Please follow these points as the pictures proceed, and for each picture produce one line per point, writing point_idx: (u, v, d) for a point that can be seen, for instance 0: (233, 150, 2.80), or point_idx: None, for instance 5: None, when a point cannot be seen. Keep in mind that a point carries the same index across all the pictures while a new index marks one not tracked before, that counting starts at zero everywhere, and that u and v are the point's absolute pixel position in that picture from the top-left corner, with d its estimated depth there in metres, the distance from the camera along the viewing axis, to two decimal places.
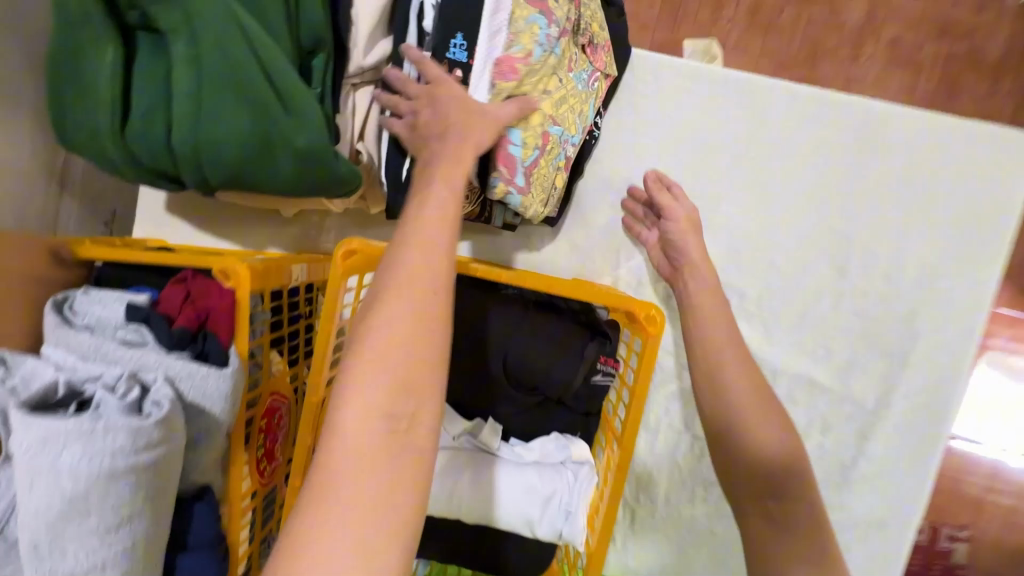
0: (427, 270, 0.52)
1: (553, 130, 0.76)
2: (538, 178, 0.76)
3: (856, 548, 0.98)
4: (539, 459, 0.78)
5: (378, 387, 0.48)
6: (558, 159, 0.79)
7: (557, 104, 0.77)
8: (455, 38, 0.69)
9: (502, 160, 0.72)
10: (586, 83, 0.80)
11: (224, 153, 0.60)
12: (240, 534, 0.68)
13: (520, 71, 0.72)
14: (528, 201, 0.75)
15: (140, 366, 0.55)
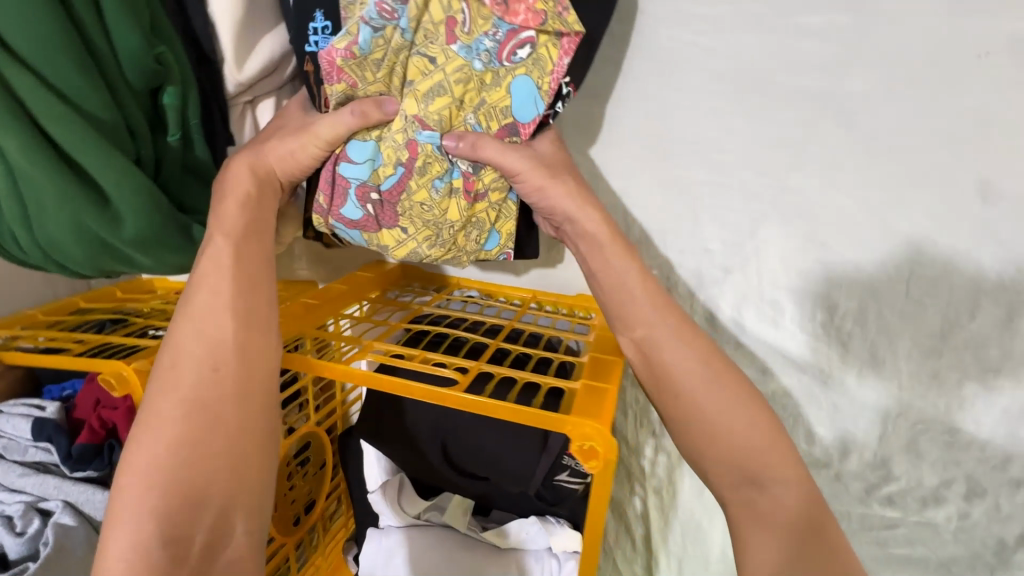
0: (204, 342, 0.44)
1: (423, 138, 0.50)
2: (404, 211, 0.53)
3: None
4: (518, 545, 0.63)
5: (148, 502, 0.40)
6: (449, 178, 0.52)
7: (427, 98, 0.49)
8: (312, 20, 0.49)
9: (320, 185, 0.53)
10: (494, 56, 0.49)
11: (74, 254, 0.52)
12: None
13: (348, 69, 0.48)
14: (383, 236, 0.55)
15: (44, 491, 0.54)
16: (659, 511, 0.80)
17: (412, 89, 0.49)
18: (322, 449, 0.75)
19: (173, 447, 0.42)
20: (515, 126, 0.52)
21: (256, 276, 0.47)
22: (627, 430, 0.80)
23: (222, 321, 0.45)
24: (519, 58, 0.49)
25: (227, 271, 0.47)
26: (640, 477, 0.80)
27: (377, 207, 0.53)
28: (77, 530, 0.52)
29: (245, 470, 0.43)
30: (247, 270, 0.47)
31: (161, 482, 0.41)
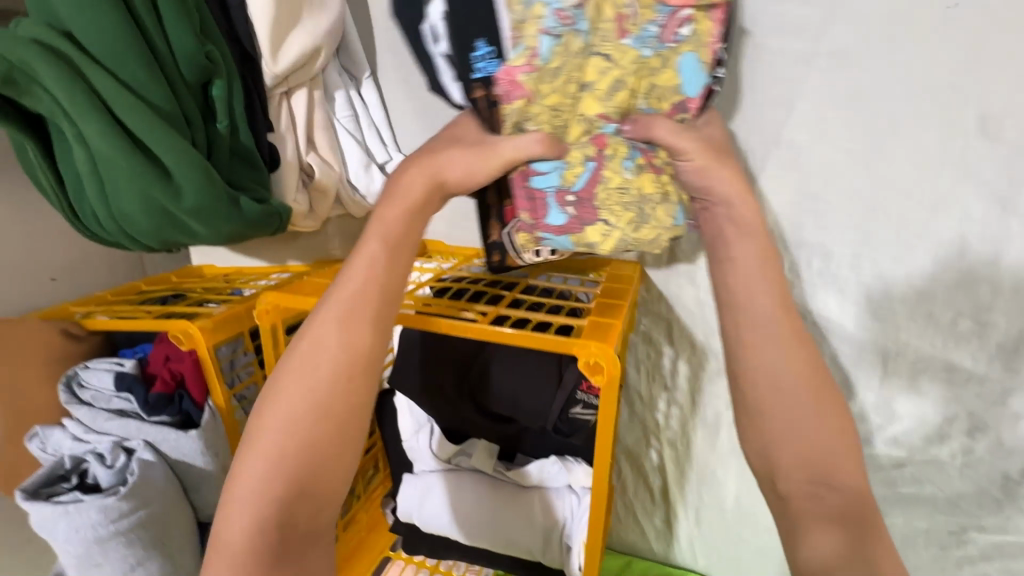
0: (345, 342, 0.44)
1: (609, 130, 0.52)
2: (605, 199, 0.53)
3: None
4: (540, 483, 0.69)
5: (269, 482, 0.41)
6: (634, 158, 0.53)
7: (608, 96, 0.50)
8: (475, 48, 0.47)
9: (520, 204, 0.56)
10: (660, 40, 0.49)
11: (144, 225, 0.61)
12: None
13: (529, 83, 0.48)
14: (591, 244, 0.55)
15: (127, 433, 0.63)
16: (675, 464, 0.84)
17: (591, 90, 0.50)
18: None
19: (301, 440, 0.42)
20: (685, 102, 0.52)
21: (399, 282, 0.48)
22: (642, 384, 0.82)
23: (368, 327, 0.45)
24: (682, 36, 0.49)
25: (380, 273, 0.47)
26: (655, 430, 0.83)
27: (576, 205, 0.55)
28: (154, 464, 0.61)
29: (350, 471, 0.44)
30: (395, 280, 0.47)
31: (285, 469, 0.42)
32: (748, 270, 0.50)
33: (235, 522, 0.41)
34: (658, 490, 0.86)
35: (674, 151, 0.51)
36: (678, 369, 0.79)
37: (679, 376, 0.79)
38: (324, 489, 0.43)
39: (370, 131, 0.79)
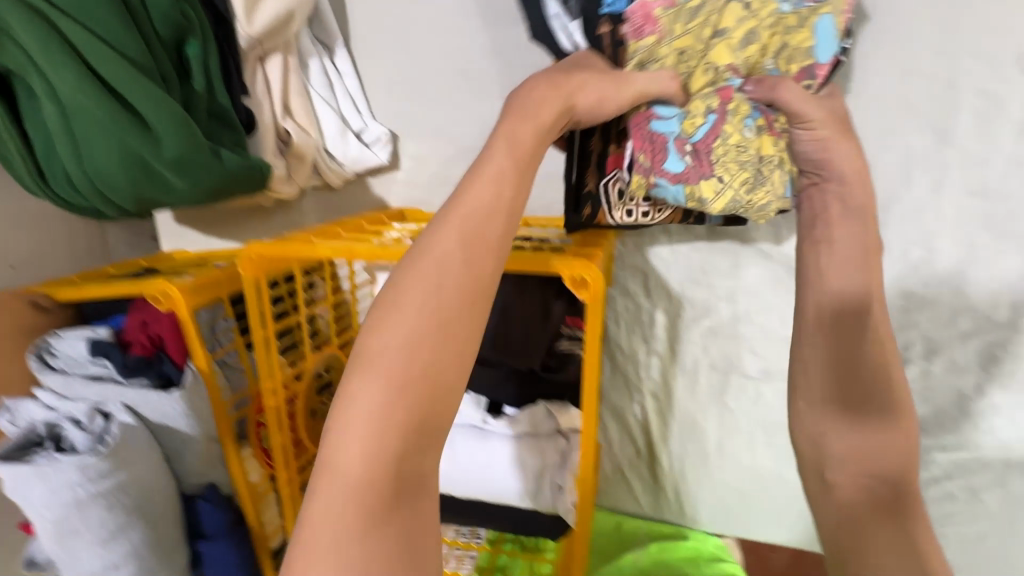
0: (465, 251, 0.37)
1: (733, 84, 0.59)
2: (720, 154, 0.59)
3: (989, 491, 0.76)
4: (529, 430, 0.68)
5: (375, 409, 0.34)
6: (755, 118, 0.59)
7: (738, 46, 0.57)
8: None
9: (638, 144, 0.61)
10: (798, 1, 0.56)
11: (118, 180, 0.60)
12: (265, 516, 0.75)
13: (664, 19, 0.54)
14: (699, 193, 0.60)
15: (104, 398, 0.61)
16: (657, 415, 0.86)
17: (725, 37, 0.57)
18: None
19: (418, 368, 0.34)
20: (814, 68, 0.58)
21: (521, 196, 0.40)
22: (623, 337, 0.84)
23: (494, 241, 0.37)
24: (817, 3, 0.56)
25: (508, 183, 0.39)
26: (636, 383, 0.86)
27: (692, 156, 0.60)
28: (135, 428, 0.60)
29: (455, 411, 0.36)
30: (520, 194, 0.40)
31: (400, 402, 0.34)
32: (845, 253, 0.50)
33: (343, 459, 0.34)
34: (642, 443, 0.89)
35: (796, 116, 0.56)
36: (655, 319, 0.82)
37: (656, 327, 0.82)
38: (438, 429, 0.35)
39: (345, 100, 0.80)
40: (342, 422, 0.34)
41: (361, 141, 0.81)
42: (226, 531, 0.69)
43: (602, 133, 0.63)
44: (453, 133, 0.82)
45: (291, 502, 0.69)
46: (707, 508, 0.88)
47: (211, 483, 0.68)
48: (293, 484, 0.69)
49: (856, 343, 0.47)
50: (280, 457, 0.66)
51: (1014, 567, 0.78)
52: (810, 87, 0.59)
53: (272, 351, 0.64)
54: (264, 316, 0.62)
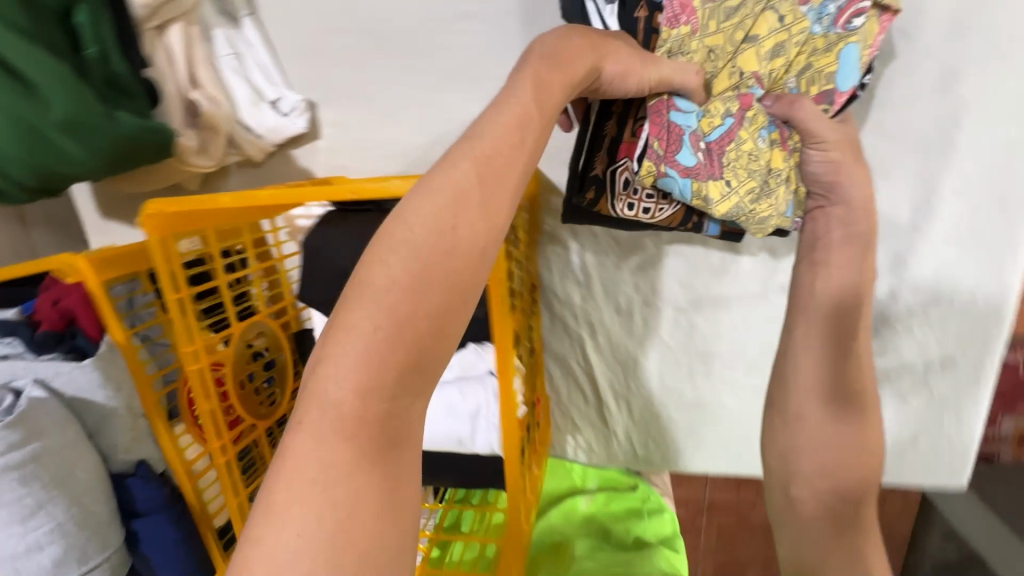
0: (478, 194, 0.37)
1: (754, 91, 0.59)
2: (732, 157, 0.60)
3: (914, 395, 0.80)
4: (462, 374, 0.70)
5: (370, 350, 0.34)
6: (770, 131, 0.60)
7: (766, 56, 0.58)
8: None
9: (655, 132, 0.59)
10: (834, 24, 0.57)
11: (10, 152, 0.60)
12: (205, 493, 0.74)
13: (699, 13, 0.57)
14: (707, 188, 0.60)
15: (14, 375, 0.60)
16: (598, 358, 0.88)
17: (754, 42, 0.58)
18: (279, 345, 0.79)
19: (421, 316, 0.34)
20: (833, 93, 0.59)
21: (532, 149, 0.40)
22: (558, 286, 0.86)
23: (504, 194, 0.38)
24: (851, 29, 0.57)
25: (524, 136, 0.40)
26: (575, 329, 0.87)
27: (705, 154, 0.60)
28: (47, 401, 0.58)
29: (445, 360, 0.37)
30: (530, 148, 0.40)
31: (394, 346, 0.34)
32: (841, 276, 0.56)
33: (337, 394, 0.34)
34: (588, 388, 0.91)
35: (809, 135, 0.58)
36: (586, 262, 0.83)
37: (588, 270, 0.84)
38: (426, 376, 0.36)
39: (257, 72, 0.78)
40: (337, 357, 0.34)
41: (278, 111, 0.79)
42: (164, 506, 0.67)
43: (619, 120, 0.63)
44: (368, 96, 0.81)
45: (227, 473, 0.69)
46: (656, 444, 0.92)
47: (142, 460, 0.67)
48: (228, 454, 0.69)
49: (838, 362, 0.54)
50: (208, 426, 0.65)
51: (948, 463, 0.82)
52: (827, 111, 0.60)
53: (189, 314, 0.63)
54: (178, 278, 0.61)
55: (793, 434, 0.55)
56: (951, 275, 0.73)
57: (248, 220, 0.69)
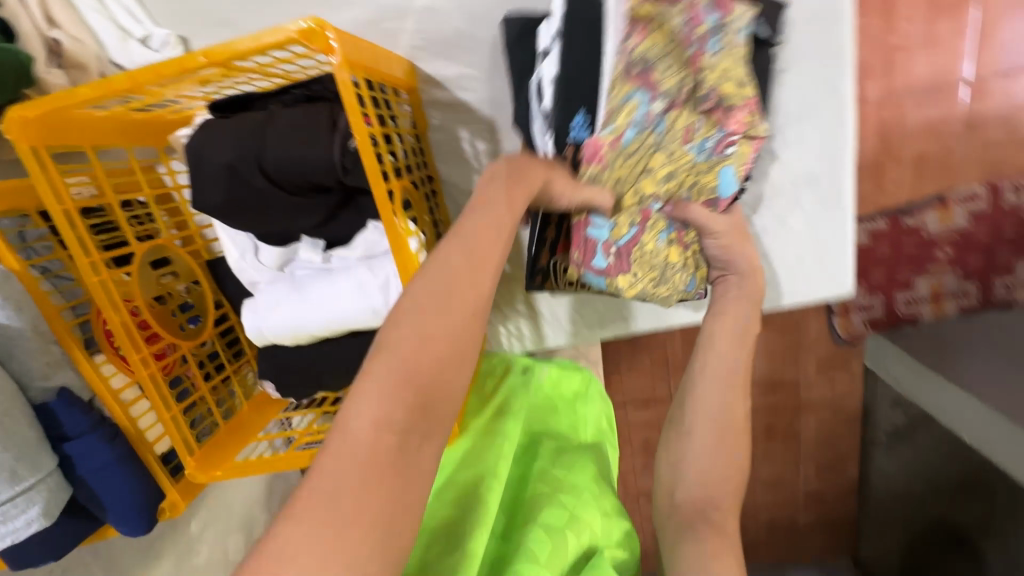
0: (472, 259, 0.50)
1: (654, 206, 0.78)
2: (636, 255, 0.80)
3: (789, 215, 0.88)
4: (367, 254, 0.74)
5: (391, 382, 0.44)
6: (667, 232, 0.81)
7: (661, 182, 0.76)
8: (576, 119, 0.67)
9: (576, 244, 0.79)
10: (712, 152, 0.77)
11: None
12: (140, 421, 0.75)
13: (608, 154, 0.69)
14: (621, 281, 0.82)
15: None
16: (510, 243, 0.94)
17: (651, 176, 0.75)
18: (192, 272, 0.81)
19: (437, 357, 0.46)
20: (718, 199, 0.80)
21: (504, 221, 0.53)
22: (457, 177, 0.90)
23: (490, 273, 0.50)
24: (726, 154, 0.77)
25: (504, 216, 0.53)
26: None
27: (616, 256, 0.80)
28: None
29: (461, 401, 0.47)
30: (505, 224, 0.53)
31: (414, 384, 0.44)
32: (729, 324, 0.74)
33: (358, 427, 0.42)
34: (507, 275, 0.96)
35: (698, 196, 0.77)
36: (479, 151, 0.89)
37: (482, 156, 0.89)
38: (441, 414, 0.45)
39: (121, 10, 0.80)
40: (361, 395, 0.44)
41: (148, 49, 0.80)
42: (93, 427, 0.69)
43: (556, 227, 0.83)
44: (241, 24, 0.82)
45: (153, 386, 0.70)
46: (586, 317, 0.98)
47: (62, 386, 0.68)
48: (150, 367, 0.70)
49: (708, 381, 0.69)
50: (122, 336, 0.67)
51: (832, 277, 0.91)
52: (714, 210, 0.80)
53: (79, 225, 0.64)
54: (59, 190, 0.62)
55: (682, 443, 0.66)
56: (792, 96, 0.81)
57: (120, 135, 0.70)
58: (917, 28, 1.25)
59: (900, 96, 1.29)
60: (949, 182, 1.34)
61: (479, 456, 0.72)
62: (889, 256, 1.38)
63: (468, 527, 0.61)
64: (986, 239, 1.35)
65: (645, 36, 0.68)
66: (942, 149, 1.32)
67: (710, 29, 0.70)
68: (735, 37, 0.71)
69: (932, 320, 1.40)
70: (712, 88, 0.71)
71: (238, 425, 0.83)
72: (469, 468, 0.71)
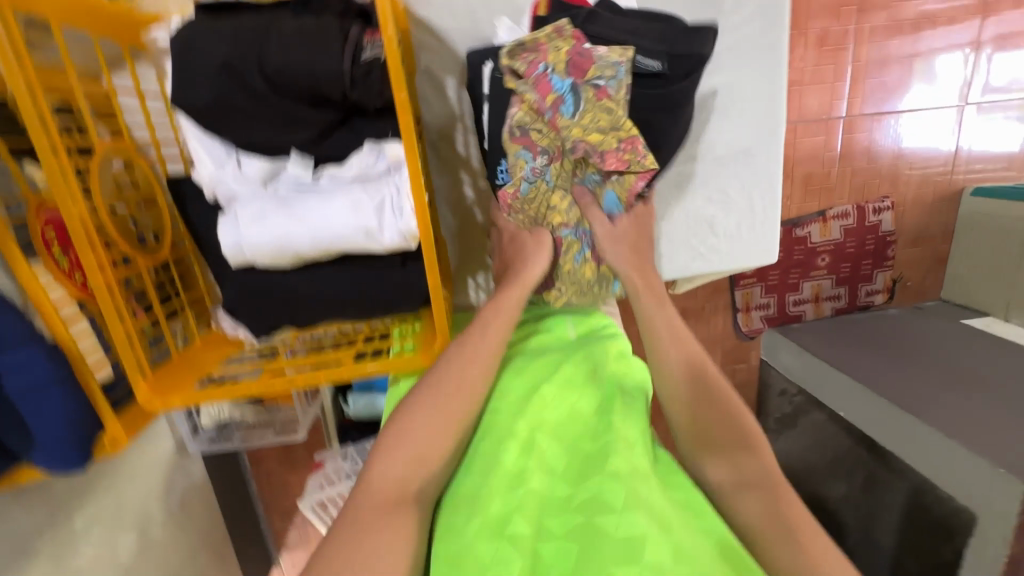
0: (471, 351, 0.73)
1: (564, 234, 0.85)
2: (562, 274, 0.87)
3: (731, 185, 1.00)
4: (360, 175, 0.73)
5: (407, 434, 0.65)
6: (582, 254, 0.86)
7: (563, 215, 0.85)
8: (499, 168, 0.83)
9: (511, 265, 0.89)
10: (598, 181, 0.86)
11: None
12: (81, 342, 0.67)
13: (513, 201, 0.83)
14: (548, 293, 0.89)
15: None
16: (488, 194, 0.96)
17: (556, 210, 0.84)
18: (152, 186, 0.74)
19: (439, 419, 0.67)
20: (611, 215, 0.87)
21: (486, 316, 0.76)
22: (439, 122, 0.91)
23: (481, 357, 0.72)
24: (611, 180, 0.85)
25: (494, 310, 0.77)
26: (462, 163, 0.94)
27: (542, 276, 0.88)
28: None
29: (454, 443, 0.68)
30: (483, 319, 0.76)
31: (424, 432, 0.66)
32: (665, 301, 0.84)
33: (386, 460, 0.63)
34: (483, 225, 0.98)
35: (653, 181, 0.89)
36: (462, 97, 0.90)
37: (465, 104, 0.91)
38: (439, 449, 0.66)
39: None
40: (387, 442, 0.65)
41: None
42: (36, 341, 0.60)
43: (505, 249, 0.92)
44: None
45: (109, 298, 0.63)
46: None
47: None
48: (107, 275, 0.63)
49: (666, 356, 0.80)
50: (78, 232, 0.60)
51: (762, 245, 1.04)
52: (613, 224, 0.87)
53: (40, 106, 0.57)
54: (21, 62, 0.55)
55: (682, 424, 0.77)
56: (738, 77, 0.94)
57: (85, 20, 0.63)
58: (807, 65, 1.46)
59: (795, 123, 1.52)
60: (831, 200, 1.60)
61: (499, 411, 0.76)
62: (781, 257, 1.62)
63: (508, 481, 0.67)
64: (854, 250, 1.63)
65: (520, 107, 0.79)
66: (825, 171, 1.57)
67: (562, 92, 0.78)
68: (595, 91, 0.77)
69: (813, 318, 1.68)
70: (576, 141, 0.79)
71: (192, 357, 0.77)
72: (488, 428, 0.74)
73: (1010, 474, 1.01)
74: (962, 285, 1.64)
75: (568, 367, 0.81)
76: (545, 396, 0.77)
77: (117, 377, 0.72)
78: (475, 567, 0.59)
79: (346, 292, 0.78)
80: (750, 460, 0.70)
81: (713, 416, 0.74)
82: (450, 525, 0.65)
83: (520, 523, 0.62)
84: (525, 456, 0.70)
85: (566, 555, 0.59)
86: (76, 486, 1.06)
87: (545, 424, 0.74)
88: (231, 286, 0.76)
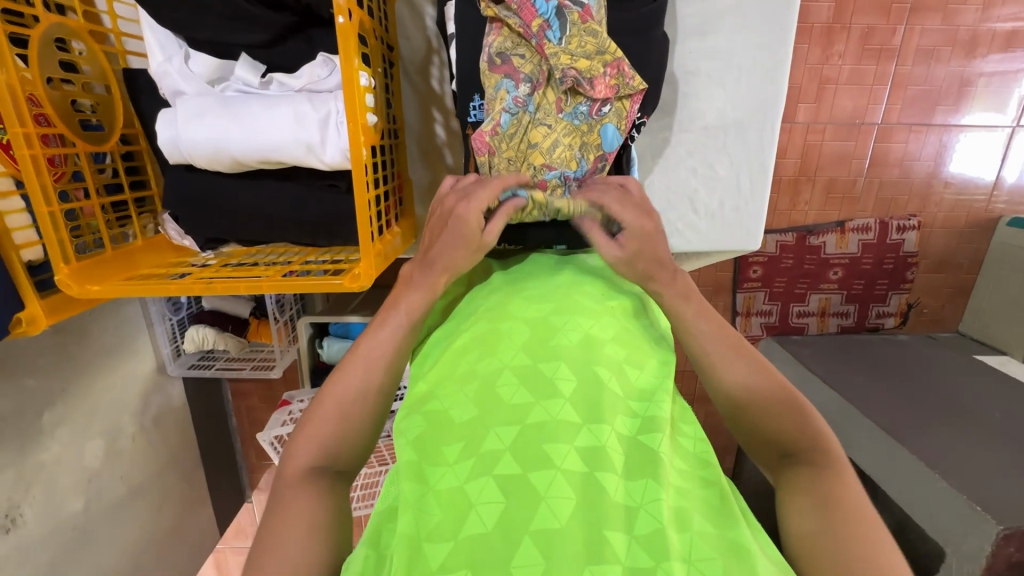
0: (390, 322, 0.66)
1: (550, 176, 0.77)
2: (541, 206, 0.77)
3: (718, 160, 0.95)
4: (310, 85, 0.70)
5: (321, 424, 0.59)
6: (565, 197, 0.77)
7: (550, 152, 0.77)
8: (473, 101, 0.79)
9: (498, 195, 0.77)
10: (589, 114, 0.77)
11: None
12: (10, 218, 0.66)
13: (491, 140, 0.75)
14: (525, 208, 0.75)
15: None
16: (459, 136, 0.93)
17: (538, 149, 0.77)
18: (104, 72, 0.75)
19: (351, 399, 0.61)
20: (604, 155, 0.79)
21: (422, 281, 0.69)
22: (415, 54, 0.89)
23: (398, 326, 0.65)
24: (605, 113, 0.78)
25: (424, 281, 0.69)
26: (435, 101, 0.91)
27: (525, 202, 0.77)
28: None
29: (369, 423, 0.62)
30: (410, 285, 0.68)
31: (333, 413, 0.60)
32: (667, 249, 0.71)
33: (300, 457, 0.58)
34: (452, 169, 0.95)
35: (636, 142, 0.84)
36: (439, 28, 0.87)
37: (441, 38, 0.88)
38: (353, 430, 0.61)
39: None
40: (305, 434, 0.59)
41: None
42: None
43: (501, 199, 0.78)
44: None
45: (34, 169, 0.62)
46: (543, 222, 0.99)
47: None
48: (34, 148, 0.62)
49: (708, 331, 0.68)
50: (5, 96, 0.59)
51: (747, 226, 0.97)
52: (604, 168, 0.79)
53: None
54: None
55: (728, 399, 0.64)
56: (737, 44, 0.88)
57: None
58: (846, 64, 1.35)
59: (824, 124, 1.41)
60: (853, 211, 1.50)
61: (506, 334, 0.63)
62: (791, 263, 1.53)
63: (507, 412, 0.54)
64: (870, 267, 1.53)
65: (501, 34, 0.76)
66: (851, 180, 1.47)
67: (547, 15, 0.74)
68: (579, 10, 0.74)
69: (816, 333, 1.58)
70: (564, 68, 0.73)
71: (126, 256, 0.76)
72: (490, 348, 0.61)
73: (989, 515, 0.94)
74: (983, 320, 1.53)
75: (580, 296, 0.68)
76: (556, 325, 0.63)
77: (48, 261, 0.72)
78: (461, 503, 0.48)
79: (295, 212, 0.76)
80: (816, 475, 0.55)
81: (765, 423, 0.60)
82: (436, 453, 0.54)
83: (513, 462, 0.50)
84: (529, 385, 0.56)
85: (570, 499, 0.47)
86: (46, 384, 1.01)
87: (556, 353, 0.59)
88: (181, 193, 0.75)
